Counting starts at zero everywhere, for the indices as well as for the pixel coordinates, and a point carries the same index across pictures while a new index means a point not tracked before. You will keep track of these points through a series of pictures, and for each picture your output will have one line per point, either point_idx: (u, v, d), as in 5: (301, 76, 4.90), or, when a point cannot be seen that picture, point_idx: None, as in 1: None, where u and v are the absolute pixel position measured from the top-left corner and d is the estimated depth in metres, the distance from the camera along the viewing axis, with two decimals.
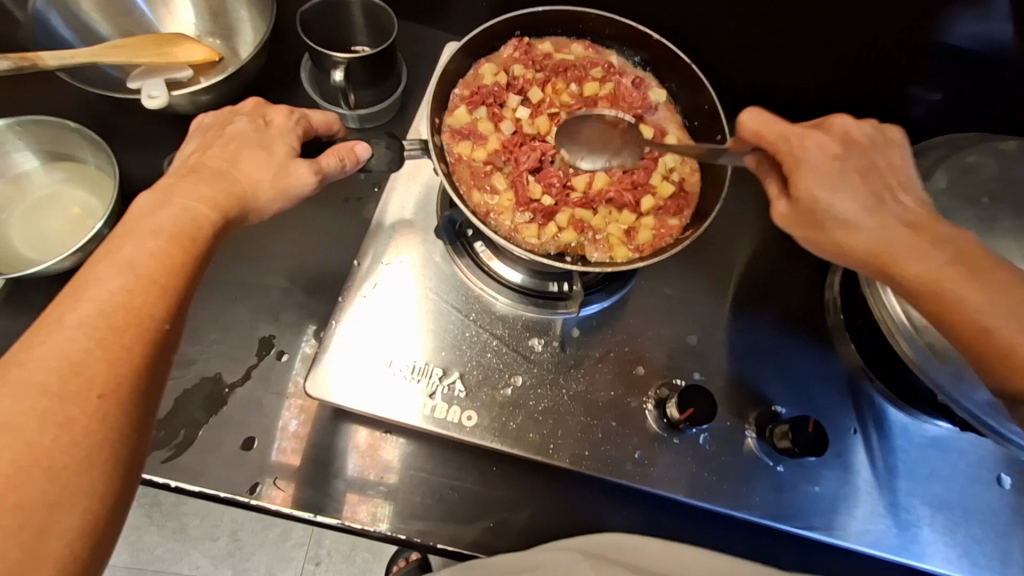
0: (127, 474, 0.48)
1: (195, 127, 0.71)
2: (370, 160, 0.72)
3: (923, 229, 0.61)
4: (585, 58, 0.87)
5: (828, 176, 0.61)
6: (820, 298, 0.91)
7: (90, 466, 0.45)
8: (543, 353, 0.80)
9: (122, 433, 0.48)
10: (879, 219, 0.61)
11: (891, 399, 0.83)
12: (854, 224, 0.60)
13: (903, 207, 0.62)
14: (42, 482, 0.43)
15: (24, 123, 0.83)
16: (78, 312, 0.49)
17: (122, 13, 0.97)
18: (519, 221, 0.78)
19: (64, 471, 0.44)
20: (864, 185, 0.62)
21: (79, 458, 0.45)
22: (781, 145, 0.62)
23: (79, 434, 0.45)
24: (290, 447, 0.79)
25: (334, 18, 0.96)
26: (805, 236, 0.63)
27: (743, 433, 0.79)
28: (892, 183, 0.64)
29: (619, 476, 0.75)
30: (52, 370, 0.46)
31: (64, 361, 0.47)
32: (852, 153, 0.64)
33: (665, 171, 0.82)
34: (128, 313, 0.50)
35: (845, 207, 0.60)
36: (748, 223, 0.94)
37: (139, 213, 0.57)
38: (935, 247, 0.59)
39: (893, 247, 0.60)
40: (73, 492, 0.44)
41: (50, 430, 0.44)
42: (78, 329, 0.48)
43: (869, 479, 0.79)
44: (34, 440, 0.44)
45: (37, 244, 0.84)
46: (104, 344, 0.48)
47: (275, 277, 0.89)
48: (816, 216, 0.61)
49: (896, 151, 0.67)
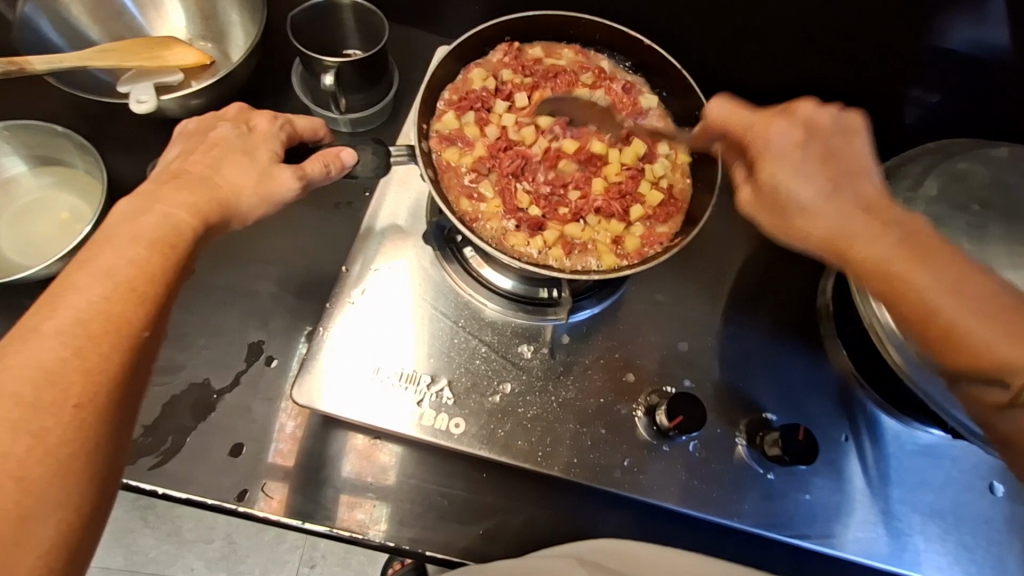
0: (102, 486, 0.48)
1: (177, 133, 0.71)
2: (356, 167, 0.72)
3: (879, 214, 0.57)
4: (576, 63, 0.87)
5: (792, 160, 0.59)
6: (813, 304, 0.90)
7: (66, 477, 0.45)
8: (532, 359, 0.79)
9: (98, 443, 0.47)
10: (835, 204, 0.57)
11: (884, 407, 0.82)
12: (812, 208, 0.58)
13: (861, 192, 0.59)
14: (15, 494, 0.43)
15: (13, 127, 0.83)
16: (55, 321, 0.49)
17: (113, 16, 0.97)
18: (506, 227, 0.78)
19: (37, 481, 0.44)
20: (821, 171, 0.59)
21: (53, 469, 0.44)
22: (748, 132, 0.62)
23: (54, 443, 0.45)
24: (284, 449, 0.79)
25: (324, 22, 0.95)
26: (768, 223, 0.61)
27: (734, 440, 0.79)
28: (851, 170, 0.60)
29: (610, 484, 0.74)
30: (27, 379, 0.46)
31: (40, 370, 0.46)
32: (813, 137, 0.61)
33: (656, 177, 0.82)
34: (105, 321, 0.50)
35: (802, 193, 0.58)
36: (740, 227, 0.94)
37: (121, 219, 0.57)
38: (892, 229, 0.56)
39: (853, 230, 0.56)
40: (48, 504, 0.44)
41: (24, 441, 0.44)
42: (54, 338, 0.48)
43: (861, 486, 0.79)
44: (6, 451, 0.43)
45: (25, 248, 0.84)
46: (81, 353, 0.48)
47: (265, 282, 0.89)
48: (775, 199, 0.59)
49: (858, 137, 0.62)
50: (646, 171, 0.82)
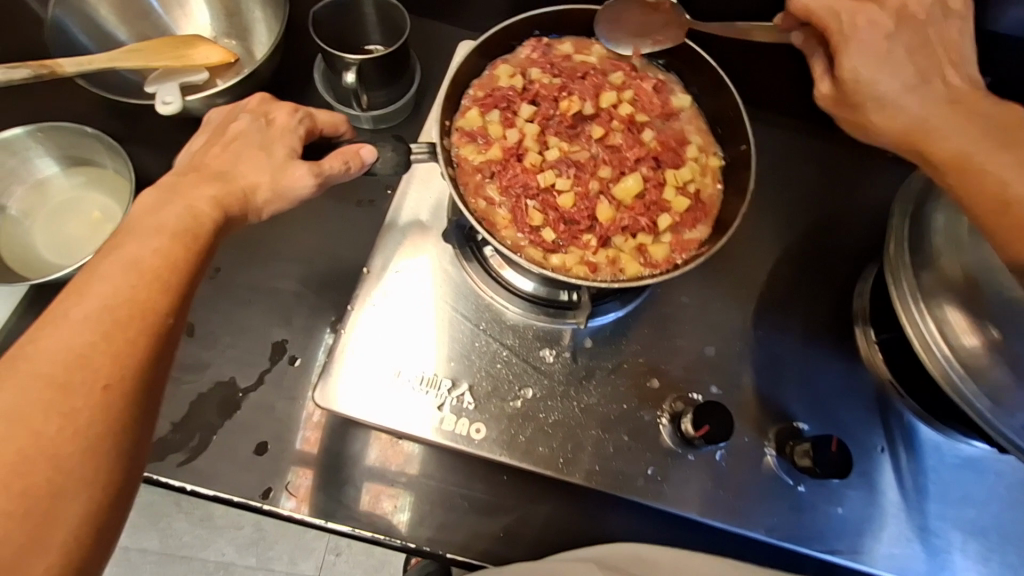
0: (130, 464, 0.49)
1: (205, 123, 0.75)
2: (375, 164, 0.71)
3: (964, 105, 0.61)
4: (606, 59, 0.85)
5: (879, 54, 0.61)
6: (848, 307, 0.87)
7: (96, 455, 0.47)
8: (553, 364, 0.78)
9: (126, 422, 0.49)
10: (921, 100, 0.61)
11: (922, 417, 0.78)
12: (892, 103, 0.62)
13: (947, 85, 0.62)
14: (47, 469, 0.44)
15: (44, 128, 0.84)
16: (82, 308, 0.50)
17: (139, 16, 0.98)
18: (521, 240, 0.75)
19: (68, 459, 0.45)
20: (909, 64, 0.62)
21: (83, 448, 0.46)
22: (832, 21, 0.62)
23: (83, 424, 0.47)
24: (311, 436, 0.81)
25: (346, 18, 0.94)
26: (847, 118, 0.66)
27: (762, 450, 0.76)
28: (943, 58, 0.64)
29: (632, 493, 0.73)
30: (57, 360, 0.48)
31: (69, 352, 0.48)
32: (905, 27, 0.63)
33: (682, 182, 0.78)
34: (131, 307, 0.52)
35: (886, 87, 0.61)
36: (769, 227, 0.91)
37: (145, 211, 0.60)
38: (975, 123, 0.60)
39: (933, 123, 0.60)
40: (78, 479, 0.45)
41: (55, 420, 0.46)
42: (82, 323, 0.50)
43: (895, 499, 0.76)
44: (39, 429, 0.45)
45: (58, 247, 0.86)
46: (109, 337, 0.50)
47: (288, 281, 0.90)
48: (856, 96, 0.63)
49: (955, 22, 0.66)
50: (670, 176, 0.78)
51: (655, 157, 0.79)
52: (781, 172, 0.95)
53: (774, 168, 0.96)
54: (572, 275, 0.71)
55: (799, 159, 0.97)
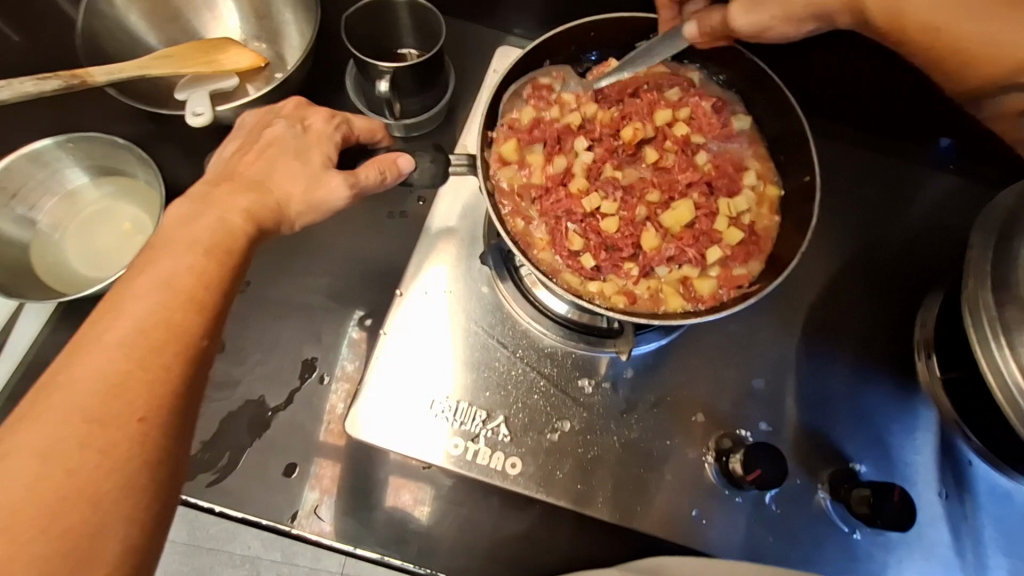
0: (166, 499, 0.47)
1: (238, 127, 0.73)
2: (413, 173, 0.68)
3: None
4: (663, 73, 0.80)
5: None
6: (908, 337, 0.81)
7: (133, 491, 0.44)
8: (593, 395, 0.74)
9: (163, 455, 0.46)
10: None
11: (986, 457, 0.72)
12: None
13: None
14: (84, 508, 0.42)
15: (75, 139, 0.83)
16: (115, 330, 0.48)
17: (168, 20, 0.95)
18: (558, 264, 0.71)
19: (105, 496, 0.43)
20: None
21: (120, 484, 0.44)
22: None
23: (119, 458, 0.44)
24: (336, 428, 0.80)
25: (379, 21, 0.90)
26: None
27: (815, 492, 0.72)
28: None
29: (676, 536, 0.69)
30: (93, 390, 0.45)
31: (103, 381, 0.46)
32: None
33: (736, 213, 0.73)
34: (166, 329, 0.50)
35: None
36: (823, 247, 0.85)
37: (177, 224, 0.58)
38: None
39: None
40: (115, 518, 0.43)
41: (92, 455, 0.43)
42: (116, 348, 0.47)
43: (947, 544, 0.71)
44: (76, 467, 0.42)
45: (90, 259, 0.85)
46: (143, 363, 0.48)
47: (316, 295, 0.87)
48: None
49: None
50: (724, 205, 0.74)
51: (708, 182, 0.75)
52: (838, 189, 0.89)
53: (830, 185, 0.89)
54: (609, 307, 0.67)
55: (858, 176, 0.90)
